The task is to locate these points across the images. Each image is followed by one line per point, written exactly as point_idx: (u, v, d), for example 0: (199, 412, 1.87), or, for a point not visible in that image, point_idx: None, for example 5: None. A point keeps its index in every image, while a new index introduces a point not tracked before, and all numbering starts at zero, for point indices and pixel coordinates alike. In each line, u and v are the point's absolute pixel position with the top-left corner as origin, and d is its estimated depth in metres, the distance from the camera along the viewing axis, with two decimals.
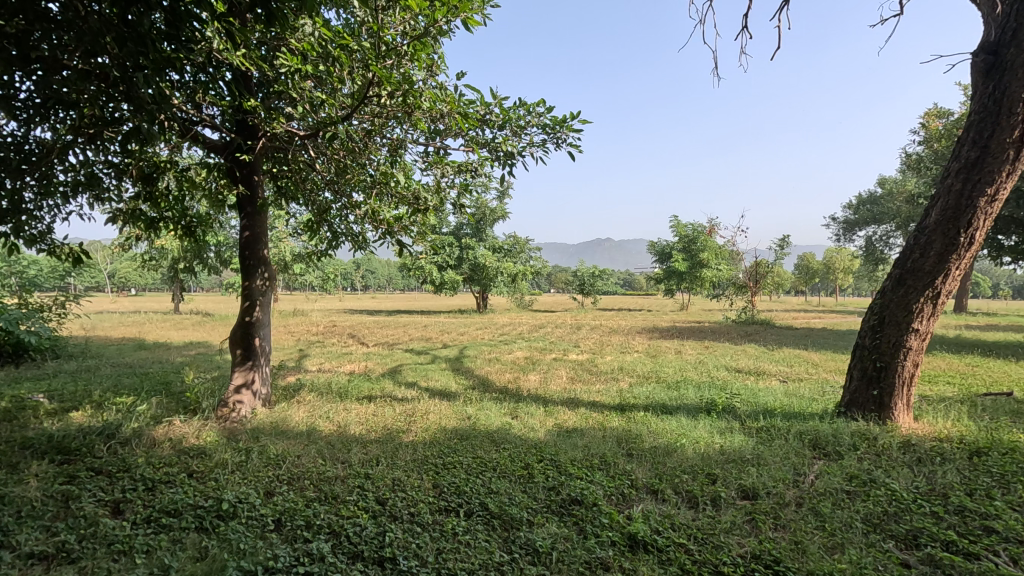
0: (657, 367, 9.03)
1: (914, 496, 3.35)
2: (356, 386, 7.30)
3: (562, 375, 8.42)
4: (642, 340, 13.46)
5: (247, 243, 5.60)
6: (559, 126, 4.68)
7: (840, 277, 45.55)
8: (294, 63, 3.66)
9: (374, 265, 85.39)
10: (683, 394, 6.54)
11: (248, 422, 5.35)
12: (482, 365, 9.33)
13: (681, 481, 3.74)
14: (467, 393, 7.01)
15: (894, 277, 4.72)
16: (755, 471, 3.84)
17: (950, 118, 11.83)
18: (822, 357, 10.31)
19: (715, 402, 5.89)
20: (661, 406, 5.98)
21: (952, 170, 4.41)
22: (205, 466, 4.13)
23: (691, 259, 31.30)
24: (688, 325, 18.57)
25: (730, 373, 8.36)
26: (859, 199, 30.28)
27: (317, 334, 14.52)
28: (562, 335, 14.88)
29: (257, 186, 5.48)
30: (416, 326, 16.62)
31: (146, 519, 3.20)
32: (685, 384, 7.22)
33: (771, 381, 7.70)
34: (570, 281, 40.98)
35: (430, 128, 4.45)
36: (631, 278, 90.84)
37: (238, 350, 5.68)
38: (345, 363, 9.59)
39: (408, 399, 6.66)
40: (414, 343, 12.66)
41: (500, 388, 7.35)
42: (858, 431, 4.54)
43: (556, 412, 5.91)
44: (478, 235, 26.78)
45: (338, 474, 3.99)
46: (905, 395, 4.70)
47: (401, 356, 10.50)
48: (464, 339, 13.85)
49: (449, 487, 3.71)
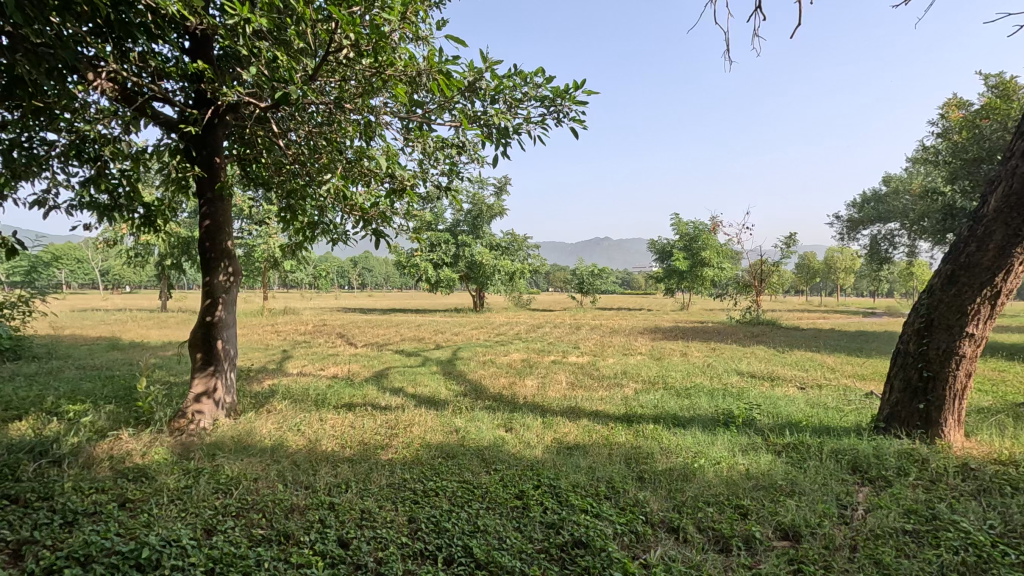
0: (663, 372, 8.39)
1: (993, 540, 2.74)
2: (336, 392, 6.67)
3: (561, 380, 7.78)
4: (645, 342, 12.81)
5: (207, 232, 4.95)
6: (561, 98, 4.07)
7: (841, 276, 45.04)
8: (241, 9, 3.02)
9: (371, 263, 84.74)
10: (696, 403, 5.91)
11: (206, 435, 4.73)
12: (476, 369, 8.70)
13: (706, 516, 3.13)
14: (457, 401, 6.37)
15: (943, 274, 4.12)
16: (793, 503, 3.23)
17: (972, 108, 11.18)
18: (837, 361, 9.70)
19: (732, 413, 5.28)
20: (674, 418, 5.35)
21: (1016, 150, 3.80)
22: (142, 492, 3.49)
23: (692, 258, 30.66)
24: (692, 325, 17.95)
25: (742, 378, 7.73)
26: (863, 197, 29.71)
27: (305, 333, 13.86)
28: (560, 335, 14.26)
29: (222, 169, 4.88)
30: (409, 325, 16.00)
31: (47, 570, 2.56)
32: (696, 392, 6.59)
33: (788, 388, 7.08)
34: (568, 280, 40.36)
35: (410, 98, 3.82)
36: (629, 277, 90.33)
37: (198, 354, 5.04)
38: (329, 366, 8.94)
39: (391, 408, 6.03)
40: (405, 344, 12.03)
41: (494, 395, 6.74)
42: (903, 451, 3.94)
43: (557, 425, 5.27)
44: (475, 232, 26.12)
45: (297, 504, 3.38)
46: (956, 409, 4.10)
47: (389, 358, 9.86)
48: (458, 339, 13.19)
49: (427, 522, 3.11)
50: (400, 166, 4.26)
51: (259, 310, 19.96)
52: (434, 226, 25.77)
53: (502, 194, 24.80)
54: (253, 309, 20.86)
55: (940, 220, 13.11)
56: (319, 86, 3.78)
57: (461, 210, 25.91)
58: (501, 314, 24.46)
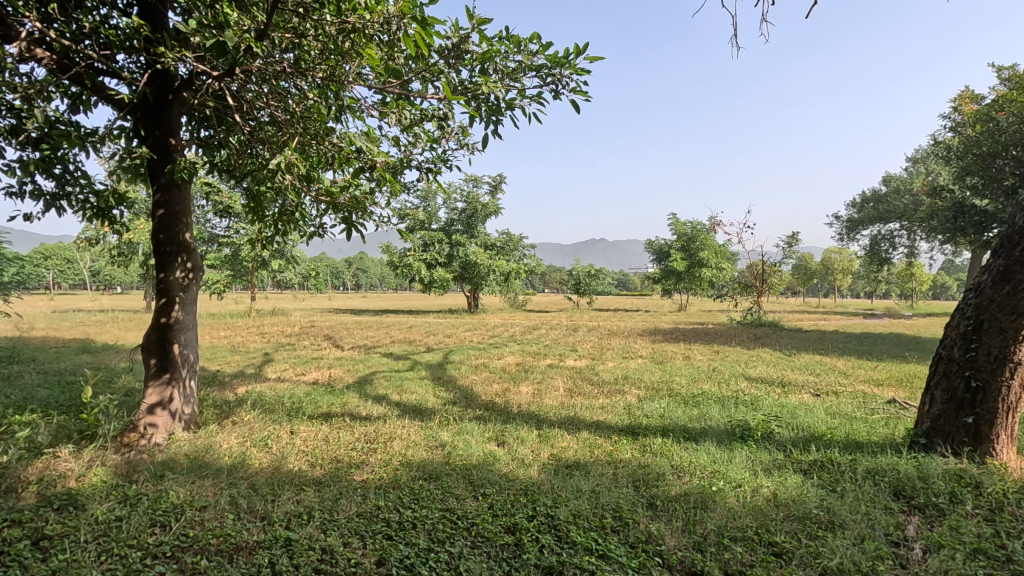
0: (667, 377, 7.87)
1: None
2: (312, 400, 6.12)
3: (559, 386, 7.25)
4: (644, 344, 12.31)
5: (161, 224, 4.39)
6: (560, 66, 3.55)
7: (839, 278, 44.76)
8: None
9: (366, 264, 84.20)
10: (706, 414, 5.39)
11: (159, 452, 4.18)
12: (467, 374, 8.16)
13: (735, 558, 2.61)
14: (444, 411, 5.82)
15: (995, 270, 3.63)
16: (838, 541, 2.71)
17: (985, 101, 10.75)
18: (848, 364, 9.22)
19: (749, 426, 4.76)
20: (684, 431, 4.82)
21: None
22: (62, 527, 2.92)
23: (690, 259, 30.20)
24: (692, 327, 17.47)
25: (752, 384, 7.23)
26: (863, 197, 29.34)
27: (291, 335, 13.29)
28: (556, 337, 13.75)
29: (178, 154, 4.33)
30: (400, 327, 15.47)
31: None
32: (705, 400, 6.08)
33: (803, 395, 6.56)
34: (565, 280, 39.90)
35: (384, 64, 3.30)
36: (625, 278, 90.03)
37: (151, 360, 4.48)
38: (311, 370, 8.39)
39: (372, 419, 5.48)
40: (395, 347, 11.50)
41: (486, 403, 6.22)
42: (952, 472, 3.44)
43: (554, 439, 4.74)
44: (470, 232, 25.58)
45: (247, 541, 2.84)
46: (1009, 424, 3.60)
47: (376, 362, 9.32)
48: (450, 341, 12.65)
49: (399, 566, 2.57)
50: (375, 145, 3.72)
51: (246, 312, 19.35)
52: (427, 225, 25.26)
53: (496, 194, 24.32)
54: (240, 310, 20.27)
55: (950, 218, 12.68)
56: (279, 49, 3.25)
57: (455, 209, 25.40)
58: (495, 315, 23.89)
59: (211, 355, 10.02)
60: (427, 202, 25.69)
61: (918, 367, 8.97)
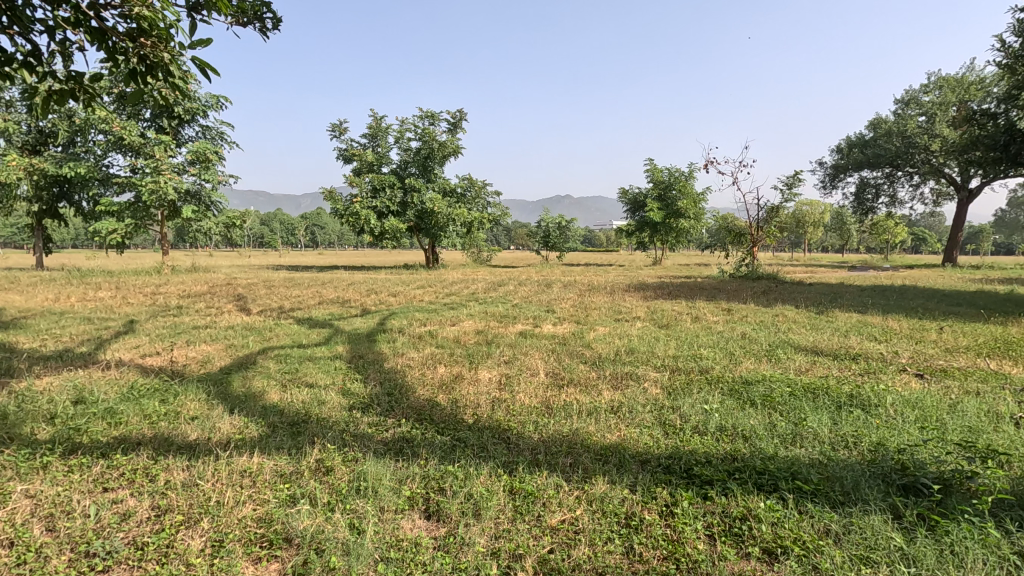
0: (686, 349, 5.61)
1: None
2: (112, 411, 3.46)
3: (536, 369, 4.77)
4: (635, 302, 9.98)
5: None
6: None
7: (809, 231, 43.82)
8: None
9: (322, 220, 79.64)
10: (808, 430, 3.03)
11: None
12: (403, 347, 5.69)
13: None
14: (343, 428, 3.27)
15: None
16: None
17: None
18: (906, 325, 7.14)
19: (920, 465, 2.44)
20: (795, 477, 2.47)
21: None
22: None
23: (667, 208, 27.88)
24: (680, 282, 15.20)
25: (819, 362, 4.92)
26: (849, 140, 27.36)
27: (189, 296, 10.40)
28: (527, 294, 11.37)
29: None
30: (338, 284, 12.75)
31: None
32: (777, 394, 3.74)
33: (909, 379, 4.29)
34: (532, 235, 37.39)
35: None
36: (591, 236, 88.57)
37: None
38: (172, 348, 5.66)
39: (197, 451, 2.92)
40: (319, 309, 8.85)
41: (418, 406, 3.74)
42: None
43: (543, 507, 2.31)
44: (426, 176, 22.60)
45: None
46: None
47: (280, 332, 6.69)
48: (394, 301, 10.08)
49: None
50: None
51: (156, 269, 16.12)
52: (377, 168, 22.13)
53: (456, 131, 21.33)
54: (148, 266, 16.96)
55: (993, 146, 10.65)
56: None
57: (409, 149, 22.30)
58: (455, 270, 21.18)
59: (48, 324, 7.11)
60: (376, 141, 22.48)
61: (999, 329, 6.87)
